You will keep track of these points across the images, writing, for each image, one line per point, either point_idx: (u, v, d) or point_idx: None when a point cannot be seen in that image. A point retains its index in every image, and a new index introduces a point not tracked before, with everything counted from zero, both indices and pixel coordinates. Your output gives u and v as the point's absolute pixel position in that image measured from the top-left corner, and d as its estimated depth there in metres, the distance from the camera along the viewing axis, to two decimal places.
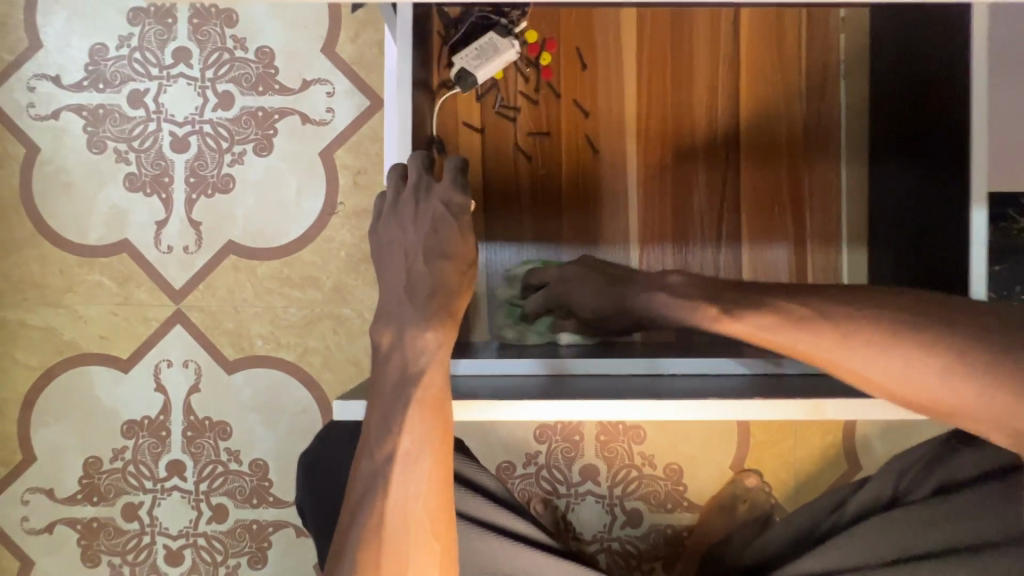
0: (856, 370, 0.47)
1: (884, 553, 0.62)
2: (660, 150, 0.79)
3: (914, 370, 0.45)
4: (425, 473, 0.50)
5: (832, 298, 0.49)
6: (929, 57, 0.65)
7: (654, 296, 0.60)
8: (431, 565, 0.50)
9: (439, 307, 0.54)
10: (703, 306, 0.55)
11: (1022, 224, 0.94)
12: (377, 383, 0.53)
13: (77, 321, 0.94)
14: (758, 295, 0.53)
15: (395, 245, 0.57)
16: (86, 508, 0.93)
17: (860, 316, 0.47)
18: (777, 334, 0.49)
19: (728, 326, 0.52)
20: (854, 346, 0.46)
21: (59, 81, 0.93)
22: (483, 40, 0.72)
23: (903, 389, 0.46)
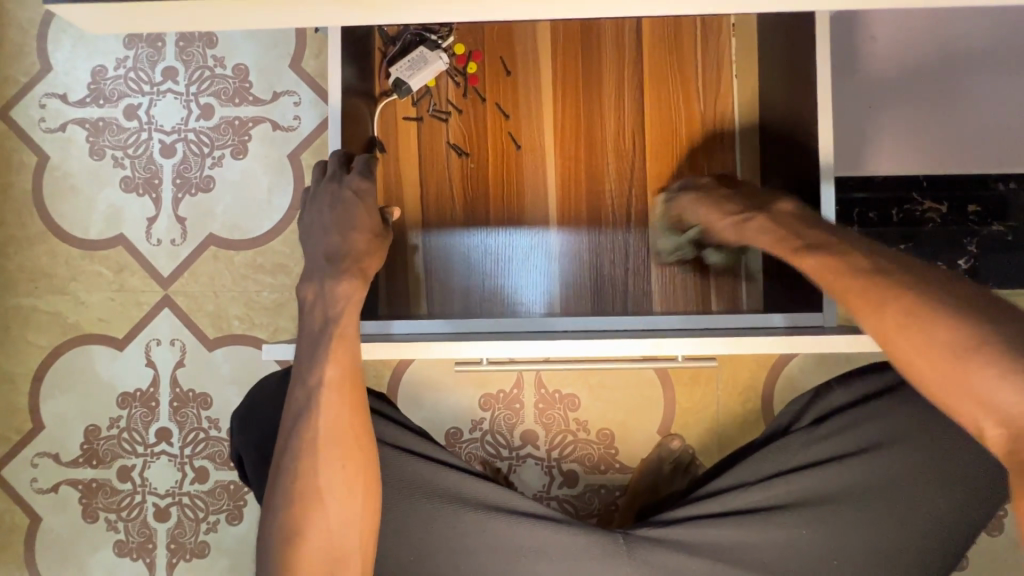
0: (883, 333, 0.54)
1: (767, 471, 0.78)
2: (576, 146, 0.90)
3: (934, 347, 0.50)
4: (342, 397, 0.65)
5: (904, 271, 0.56)
6: (798, 62, 0.76)
7: (744, 224, 0.71)
8: (352, 465, 0.66)
9: (354, 265, 0.68)
10: (785, 240, 0.65)
11: (926, 206, 1.00)
12: (305, 331, 0.68)
13: (80, 305, 1.07)
14: (834, 243, 0.61)
15: (316, 222, 0.71)
16: (87, 470, 1.06)
17: (913, 288, 0.54)
18: (830, 277, 0.59)
19: (801, 258, 0.63)
20: (893, 309, 0.53)
21: (66, 98, 1.08)
22: (416, 54, 0.84)
23: (911, 358, 0.52)
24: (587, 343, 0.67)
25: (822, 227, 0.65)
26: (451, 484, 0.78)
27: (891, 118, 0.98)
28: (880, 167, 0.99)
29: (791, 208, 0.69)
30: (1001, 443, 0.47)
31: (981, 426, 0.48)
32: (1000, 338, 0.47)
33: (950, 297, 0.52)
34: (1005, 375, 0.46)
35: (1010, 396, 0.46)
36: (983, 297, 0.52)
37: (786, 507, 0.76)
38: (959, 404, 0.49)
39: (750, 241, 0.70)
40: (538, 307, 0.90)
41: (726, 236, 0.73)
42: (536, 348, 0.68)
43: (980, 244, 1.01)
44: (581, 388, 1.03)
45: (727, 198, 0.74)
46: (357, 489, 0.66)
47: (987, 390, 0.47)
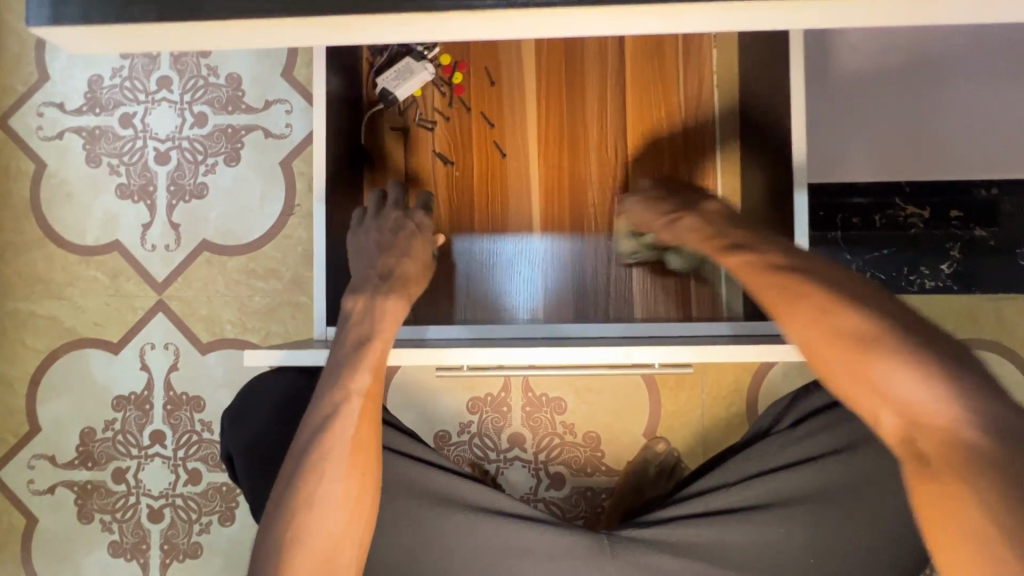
0: (793, 328, 0.52)
1: (747, 471, 0.80)
2: (559, 154, 0.91)
3: (846, 343, 0.48)
4: (375, 401, 0.67)
5: (819, 270, 0.55)
6: (775, 73, 0.78)
7: (678, 222, 0.71)
8: (368, 472, 0.66)
9: (403, 288, 0.74)
10: (712, 240, 0.65)
11: (908, 212, 1.01)
12: (343, 336, 0.70)
13: (76, 310, 1.09)
14: (755, 242, 0.61)
15: (373, 241, 0.79)
16: (82, 472, 1.08)
17: (823, 281, 0.53)
18: (751, 273, 0.58)
19: (727, 257, 0.62)
20: (811, 303, 0.51)
21: (63, 107, 1.10)
22: (402, 64, 0.86)
23: (817, 349, 0.50)
24: (564, 350, 0.69)
25: (745, 227, 0.65)
26: (433, 483, 0.80)
27: (871, 128, 0.99)
28: (859, 174, 1.01)
29: (720, 209, 0.70)
30: (898, 434, 0.46)
31: (880, 417, 0.47)
32: (902, 331, 0.47)
33: (860, 290, 0.52)
34: (910, 368, 0.45)
35: (914, 387, 0.45)
36: (883, 294, 0.52)
37: (765, 507, 0.77)
38: (866, 396, 0.48)
39: (680, 240, 0.70)
40: (521, 312, 0.91)
41: (661, 236, 0.74)
42: (517, 354, 0.70)
43: (963, 248, 1.02)
44: (567, 392, 1.05)
45: (665, 201, 0.76)
46: (364, 503, 0.65)
47: (891, 382, 0.46)
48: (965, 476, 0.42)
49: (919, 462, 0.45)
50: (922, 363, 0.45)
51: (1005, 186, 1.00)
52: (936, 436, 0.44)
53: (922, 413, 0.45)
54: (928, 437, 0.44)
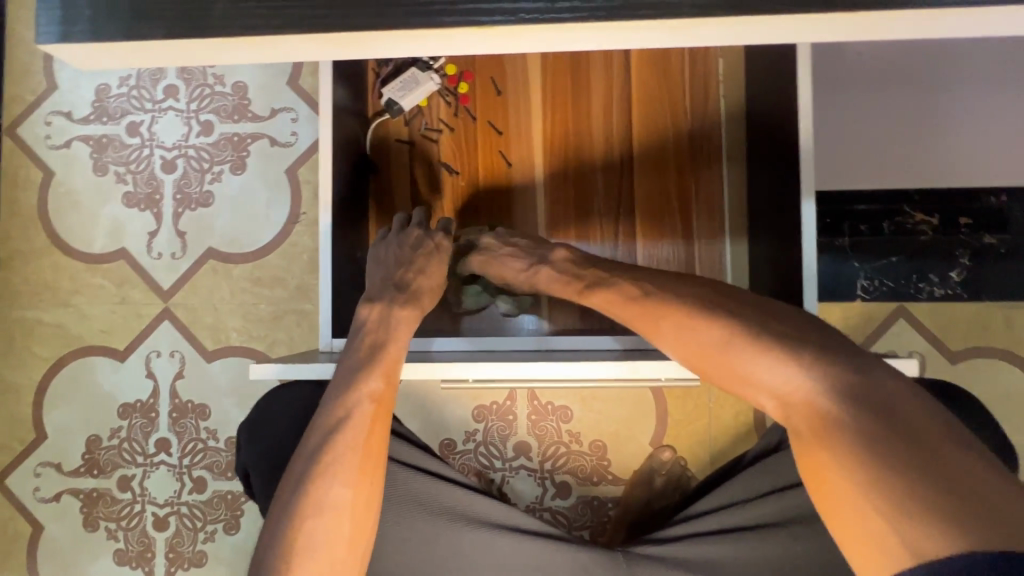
0: (668, 347, 0.59)
1: (760, 487, 0.79)
2: (565, 163, 0.91)
3: (711, 352, 0.56)
4: (385, 410, 0.67)
5: (663, 292, 0.61)
6: (783, 82, 0.77)
7: (535, 271, 0.74)
8: (374, 480, 0.65)
9: (416, 301, 0.73)
10: (569, 282, 0.70)
11: (917, 219, 1.00)
12: (353, 345, 0.70)
13: (83, 318, 1.10)
14: (614, 276, 0.66)
15: (392, 254, 0.78)
16: (88, 479, 1.08)
17: (682, 297, 0.59)
18: (614, 307, 0.64)
19: (588, 297, 0.67)
20: (669, 326, 0.58)
21: (71, 116, 1.11)
22: (408, 75, 0.86)
23: (696, 361, 0.57)
24: (569, 367, 0.69)
25: (602, 264, 0.69)
26: (439, 495, 0.79)
27: (878, 135, 0.99)
28: (867, 182, 1.00)
29: (568, 253, 0.73)
30: (779, 412, 0.53)
31: (763, 402, 0.54)
32: (750, 329, 0.54)
33: (710, 298, 0.58)
34: (763, 361, 0.53)
35: (776, 375, 0.52)
36: (730, 292, 0.58)
37: (778, 525, 0.77)
38: (747, 389, 0.55)
39: (545, 289, 0.73)
40: (529, 325, 0.91)
41: (524, 288, 0.77)
42: (522, 370, 0.70)
43: (972, 256, 1.01)
44: (574, 400, 1.04)
45: (514, 248, 0.77)
46: (372, 509, 0.65)
47: (759, 374, 0.53)
48: (830, 443, 0.49)
49: (798, 437, 0.52)
50: (778, 351, 0.52)
51: (1014, 194, 0.99)
52: (804, 411, 0.51)
53: (790, 395, 0.52)
54: (798, 413, 0.51)
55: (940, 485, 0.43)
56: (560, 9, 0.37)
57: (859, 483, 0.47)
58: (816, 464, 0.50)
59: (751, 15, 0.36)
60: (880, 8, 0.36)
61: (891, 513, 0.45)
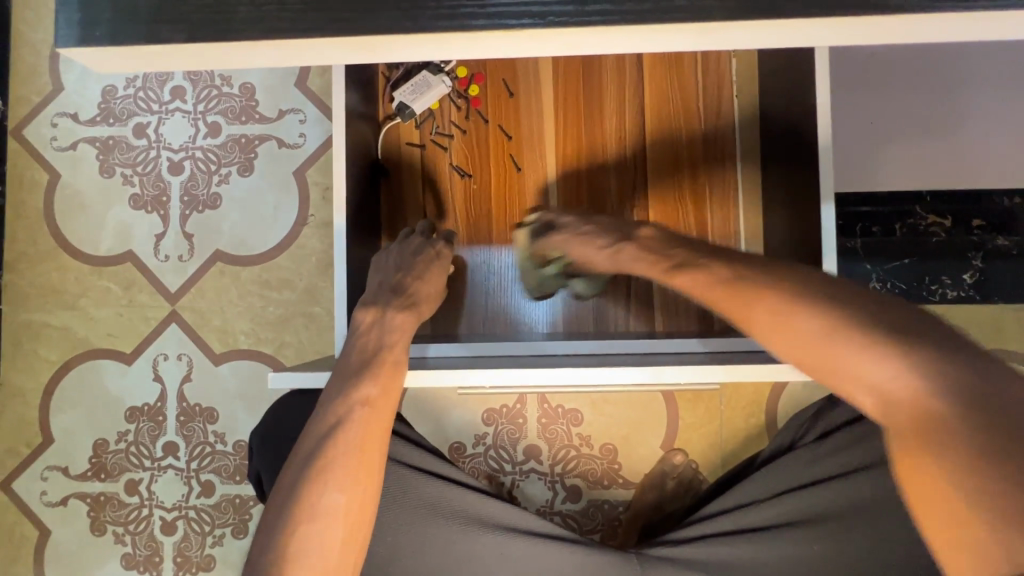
0: (759, 331, 0.54)
1: (773, 488, 0.79)
2: (577, 166, 0.91)
3: (810, 339, 0.50)
4: (384, 416, 0.65)
5: (762, 274, 0.55)
6: (799, 84, 0.76)
7: (622, 250, 0.69)
8: (369, 488, 0.63)
9: (414, 305, 0.74)
10: (656, 262, 0.65)
11: (930, 221, 0.99)
12: (351, 348, 0.69)
13: (89, 321, 1.09)
14: (701, 258, 0.61)
15: (392, 260, 0.79)
16: (95, 483, 1.08)
17: (778, 281, 0.54)
18: (701, 288, 0.58)
19: (673, 278, 0.62)
20: (765, 308, 0.53)
21: (77, 117, 1.10)
22: (419, 77, 0.85)
23: (788, 350, 0.52)
24: (584, 372, 0.68)
25: (688, 244, 0.64)
26: (451, 499, 0.79)
27: (891, 136, 0.98)
28: (880, 184, 0.99)
29: (652, 233, 0.68)
30: (879, 412, 0.48)
31: (860, 399, 0.49)
32: (859, 318, 0.48)
33: (817, 284, 0.52)
34: (873, 354, 0.47)
35: (882, 371, 0.46)
36: (838, 281, 0.53)
37: (793, 525, 0.76)
38: (842, 384, 0.49)
39: (628, 270, 0.69)
40: (541, 326, 0.90)
41: (606, 268, 0.72)
42: (536, 376, 0.69)
43: (985, 257, 1.00)
44: (584, 404, 1.04)
45: (594, 228, 0.73)
46: (368, 517, 0.63)
47: (860, 367, 0.47)
48: (937, 450, 0.43)
49: (898, 439, 0.46)
50: (885, 344, 0.47)
51: None
52: (909, 411, 0.45)
53: (894, 393, 0.46)
54: (904, 414, 0.46)
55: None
56: (591, 12, 0.36)
57: (965, 493, 0.42)
58: (917, 469, 0.45)
59: (786, 18, 0.36)
60: (919, 11, 0.35)
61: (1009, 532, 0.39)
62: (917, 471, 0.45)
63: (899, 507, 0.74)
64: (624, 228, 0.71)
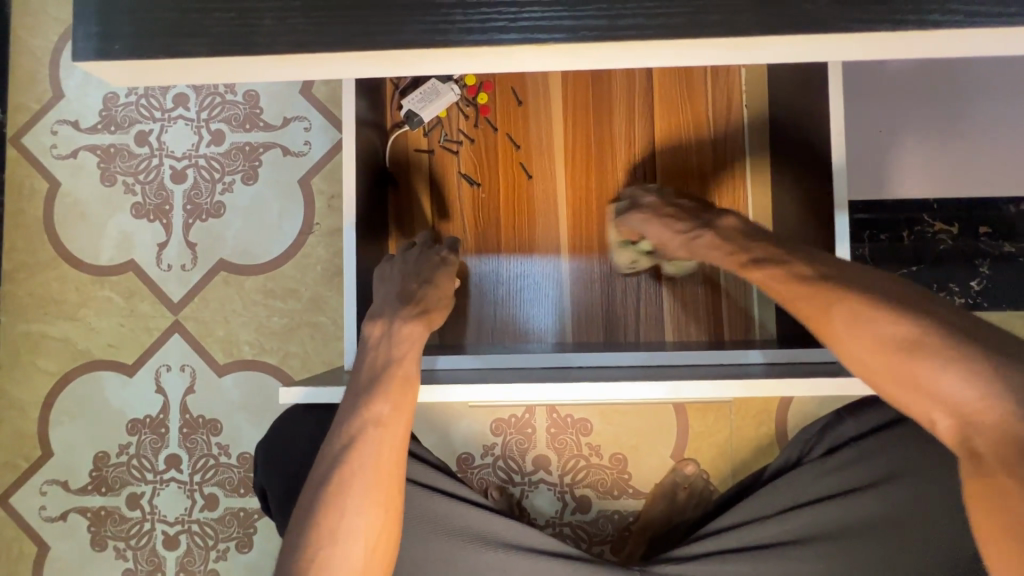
0: (835, 335, 0.53)
1: (779, 504, 0.76)
2: (587, 175, 0.90)
3: (889, 350, 0.50)
4: (397, 434, 0.63)
5: (843, 278, 0.55)
6: (810, 93, 0.76)
7: (698, 237, 0.70)
8: (386, 508, 0.62)
9: (422, 313, 0.71)
10: (733, 255, 0.65)
11: (937, 228, 0.98)
12: (362, 363, 0.67)
13: (90, 332, 1.07)
14: (784, 255, 0.61)
15: (397, 271, 0.76)
16: (96, 497, 1.06)
17: (862, 285, 0.54)
18: (778, 287, 0.59)
19: (749, 272, 0.63)
20: (844, 313, 0.52)
21: (78, 125, 1.09)
22: (427, 86, 0.85)
23: (864, 357, 0.52)
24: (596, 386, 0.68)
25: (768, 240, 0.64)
26: (454, 516, 0.76)
27: (898, 145, 0.97)
28: (888, 193, 0.98)
29: (736, 223, 0.69)
30: (954, 433, 0.48)
31: (934, 419, 0.49)
32: (944, 332, 0.48)
33: (903, 295, 0.52)
34: (958, 372, 0.46)
35: (962, 390, 0.46)
36: (926, 295, 0.52)
37: (801, 542, 0.74)
38: (918, 398, 0.49)
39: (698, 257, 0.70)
40: (547, 335, 0.89)
41: (678, 253, 0.73)
42: (548, 392, 0.69)
43: (993, 264, 0.99)
44: (593, 413, 1.03)
45: (675, 211, 0.75)
46: (388, 536, 0.62)
47: (939, 385, 0.47)
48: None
49: (975, 462, 0.46)
50: (975, 361, 0.46)
51: None
52: (992, 434, 0.45)
53: (976, 414, 0.45)
54: (983, 436, 0.45)
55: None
56: (623, 27, 0.35)
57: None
58: (995, 490, 0.45)
59: (822, 32, 0.35)
60: (958, 25, 0.34)
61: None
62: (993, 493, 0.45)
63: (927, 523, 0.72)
64: (699, 216, 0.72)
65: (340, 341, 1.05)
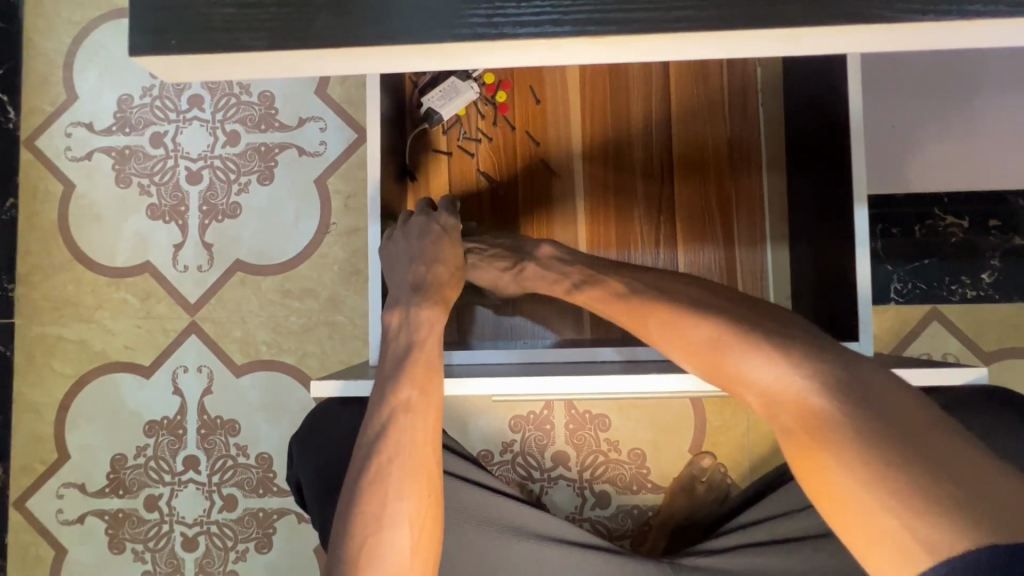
0: (661, 342, 0.59)
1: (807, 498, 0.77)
2: (604, 171, 0.91)
3: (704, 347, 0.55)
4: (426, 418, 0.63)
5: (655, 290, 0.61)
6: (827, 87, 0.77)
7: (524, 267, 0.76)
8: (426, 493, 0.62)
9: (437, 295, 0.71)
10: (558, 281, 0.72)
11: (948, 221, 0.99)
12: (387, 352, 0.68)
13: (106, 333, 1.07)
14: (601, 279, 0.67)
15: (403, 252, 0.74)
16: (113, 500, 1.05)
17: (669, 293, 0.60)
18: (604, 304, 0.65)
19: (575, 297, 0.69)
20: (662, 321, 0.58)
21: (93, 127, 1.09)
22: (447, 84, 0.85)
23: (689, 358, 0.57)
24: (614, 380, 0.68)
25: (587, 263, 0.72)
26: (482, 510, 0.76)
27: (914, 140, 0.97)
28: (901, 188, 0.99)
29: (554, 250, 0.75)
30: (768, 411, 0.53)
31: (751, 401, 0.54)
32: (738, 326, 0.54)
33: (704, 298, 0.58)
34: (755, 357, 0.52)
35: (763, 372, 0.52)
36: (721, 291, 0.59)
37: (831, 534, 0.74)
38: (737, 386, 0.55)
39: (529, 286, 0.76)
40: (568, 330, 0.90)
41: (510, 288, 0.79)
42: (570, 384, 0.69)
43: (1003, 256, 1.00)
44: (611, 409, 1.03)
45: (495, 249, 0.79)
46: (434, 519, 0.62)
47: (746, 369, 0.53)
48: (827, 444, 0.48)
49: (787, 434, 0.51)
50: (768, 343, 0.53)
51: None
52: (791, 406, 0.50)
53: (777, 391, 0.51)
54: (787, 409, 0.51)
55: (928, 477, 0.44)
56: (675, 19, 0.36)
57: (856, 482, 0.46)
58: (811, 461, 0.49)
59: (869, 23, 0.35)
60: (1001, 15, 0.35)
61: (899, 507, 0.44)
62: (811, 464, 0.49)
63: None
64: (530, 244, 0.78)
65: (358, 340, 1.05)
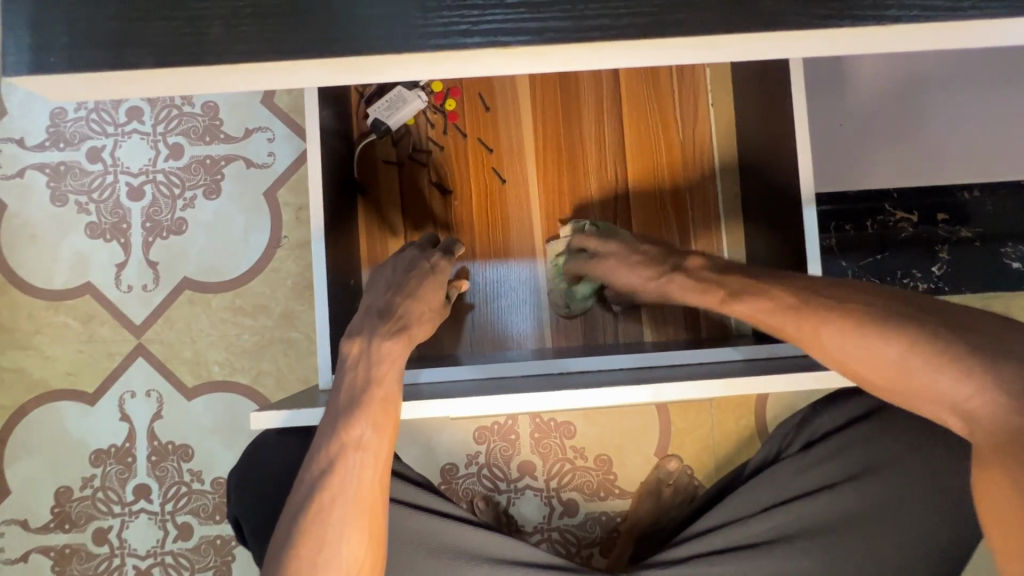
0: (830, 353, 0.54)
1: (762, 501, 0.76)
2: (559, 177, 0.90)
3: (889, 362, 0.50)
4: (378, 455, 0.62)
5: (825, 298, 0.56)
6: (772, 87, 0.77)
7: (670, 278, 0.69)
8: (365, 534, 0.61)
9: (403, 329, 0.68)
10: (711, 290, 0.64)
11: (898, 216, 0.99)
12: (340, 383, 0.65)
13: (45, 360, 1.02)
14: (762, 288, 0.60)
15: (385, 278, 0.73)
16: (60, 535, 1.00)
17: (848, 304, 0.54)
18: (766, 317, 0.58)
19: (732, 308, 0.62)
20: (831, 331, 0.53)
21: (24, 142, 1.03)
22: (393, 94, 0.83)
23: (866, 373, 0.53)
24: (579, 392, 0.66)
25: (743, 273, 0.64)
26: (440, 532, 0.74)
27: (864, 137, 0.97)
28: (854, 185, 0.99)
29: (703, 261, 0.68)
30: (961, 428, 0.48)
31: (943, 417, 0.49)
32: (929, 340, 0.48)
33: (884, 305, 0.53)
34: (951, 374, 0.47)
35: (957, 390, 0.47)
36: (908, 298, 0.53)
37: (785, 538, 0.74)
38: (922, 401, 0.50)
39: (674, 299, 0.69)
40: (528, 341, 0.89)
41: (651, 295, 0.72)
42: (532, 400, 0.66)
43: (951, 249, 1.00)
44: (576, 416, 1.02)
45: (644, 255, 0.73)
46: (373, 558, 0.62)
47: (939, 385, 0.48)
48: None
49: (980, 457, 0.46)
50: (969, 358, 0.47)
51: (987, 188, 0.99)
52: (990, 429, 0.45)
53: (974, 410, 0.46)
54: (983, 432, 0.46)
55: None
56: (588, 27, 0.35)
57: None
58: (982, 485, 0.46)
59: (784, 29, 0.35)
60: (915, 21, 0.34)
61: None
62: (981, 472, 0.46)
63: (904, 510, 0.72)
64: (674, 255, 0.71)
65: (314, 356, 1.02)
